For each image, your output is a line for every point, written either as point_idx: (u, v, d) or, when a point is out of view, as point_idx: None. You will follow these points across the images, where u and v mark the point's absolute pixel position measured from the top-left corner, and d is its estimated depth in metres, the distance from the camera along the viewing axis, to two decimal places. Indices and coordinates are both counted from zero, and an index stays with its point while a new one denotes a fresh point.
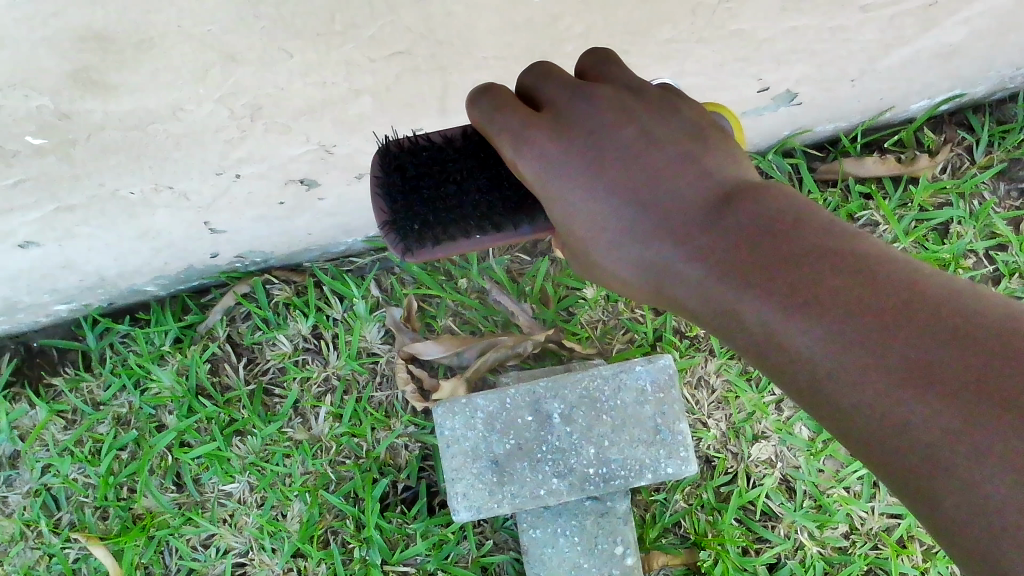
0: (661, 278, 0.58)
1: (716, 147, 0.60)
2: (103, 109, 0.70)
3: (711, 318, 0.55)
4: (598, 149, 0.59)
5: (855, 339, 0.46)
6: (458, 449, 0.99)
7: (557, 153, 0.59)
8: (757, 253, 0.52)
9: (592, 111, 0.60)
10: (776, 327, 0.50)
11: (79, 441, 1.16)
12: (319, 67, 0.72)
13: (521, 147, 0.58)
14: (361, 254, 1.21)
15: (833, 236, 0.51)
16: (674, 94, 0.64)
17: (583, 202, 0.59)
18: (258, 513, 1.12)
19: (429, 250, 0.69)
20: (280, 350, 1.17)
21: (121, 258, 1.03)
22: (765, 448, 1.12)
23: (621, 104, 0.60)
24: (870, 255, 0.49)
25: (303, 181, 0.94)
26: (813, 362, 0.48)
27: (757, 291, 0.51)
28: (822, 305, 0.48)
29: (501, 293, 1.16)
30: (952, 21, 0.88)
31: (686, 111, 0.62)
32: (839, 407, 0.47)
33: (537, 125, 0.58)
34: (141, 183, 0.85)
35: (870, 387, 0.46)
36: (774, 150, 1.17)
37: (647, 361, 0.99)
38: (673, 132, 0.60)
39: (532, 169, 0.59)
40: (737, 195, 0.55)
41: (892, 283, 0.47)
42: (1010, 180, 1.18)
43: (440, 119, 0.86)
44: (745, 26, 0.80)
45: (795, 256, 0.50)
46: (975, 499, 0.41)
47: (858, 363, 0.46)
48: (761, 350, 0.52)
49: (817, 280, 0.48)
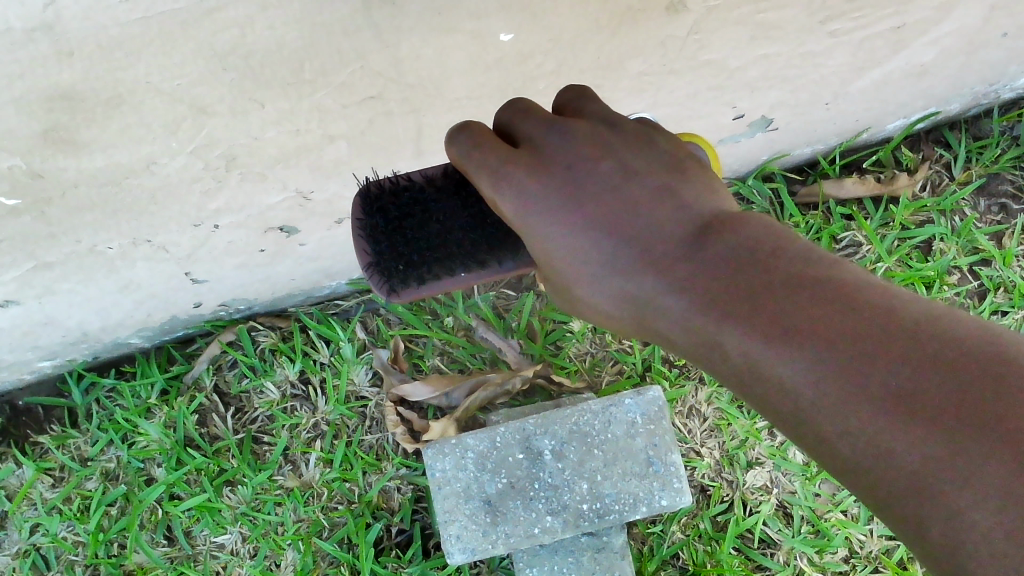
0: (645, 311, 0.58)
1: (695, 180, 0.60)
2: (76, 167, 0.70)
3: (697, 351, 0.55)
4: (577, 185, 0.59)
5: (838, 366, 0.46)
6: (450, 491, 0.98)
7: (535, 189, 0.58)
8: (738, 283, 0.52)
9: (569, 147, 0.59)
10: (759, 357, 0.50)
11: (67, 499, 1.14)
12: (291, 116, 0.72)
13: (501, 185, 0.57)
14: (345, 297, 1.21)
15: (814, 266, 0.51)
16: (652, 127, 0.63)
17: (565, 239, 0.59)
18: (250, 564, 1.11)
19: (412, 290, 0.68)
20: (268, 398, 1.16)
21: (103, 312, 1.02)
22: (761, 474, 1.11)
23: (598, 137, 0.60)
24: (852, 284, 0.49)
25: (282, 228, 0.94)
26: (798, 392, 0.48)
27: (739, 322, 0.51)
28: (803, 335, 0.48)
29: (487, 330, 1.15)
30: (920, 42, 0.89)
31: (662, 143, 0.61)
32: (826, 435, 0.47)
33: (515, 160, 0.57)
34: (120, 237, 0.85)
35: (854, 415, 0.45)
36: (754, 175, 1.17)
37: (637, 395, 0.99)
38: (652, 165, 0.60)
39: (512, 207, 0.58)
40: (716, 228, 0.55)
41: (873, 310, 0.47)
42: (989, 195, 1.19)
43: (416, 160, 0.86)
44: (716, 56, 0.80)
45: (777, 286, 0.50)
46: (960, 524, 0.40)
47: (842, 391, 0.46)
48: (746, 381, 0.52)
49: (797, 310, 0.49)
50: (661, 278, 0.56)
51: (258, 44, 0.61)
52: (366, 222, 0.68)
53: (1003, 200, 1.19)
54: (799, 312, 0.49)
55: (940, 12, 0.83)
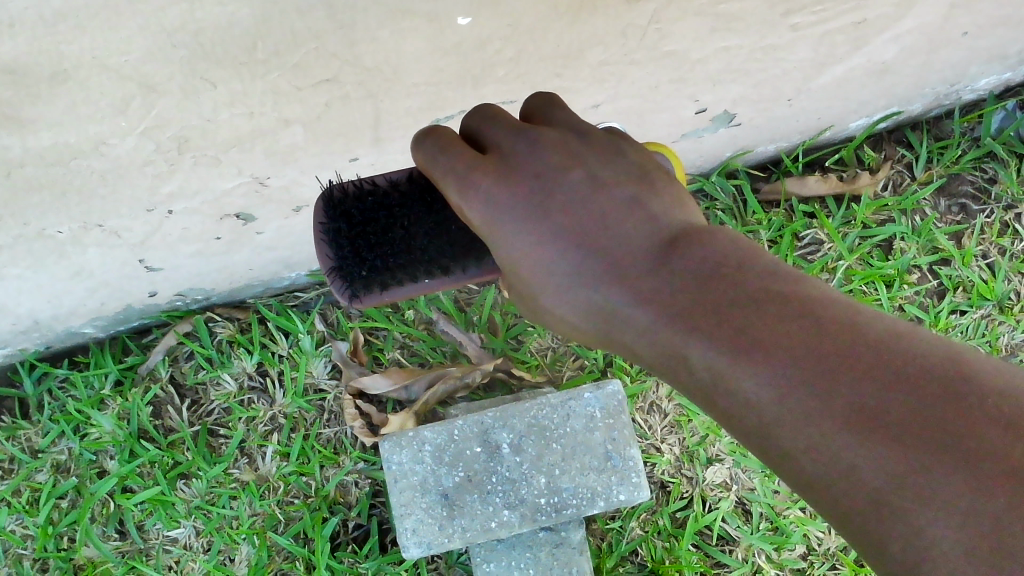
0: (609, 322, 0.57)
1: (662, 191, 0.59)
2: (21, 145, 0.68)
3: (660, 363, 0.54)
4: (543, 192, 0.58)
5: (801, 380, 0.46)
6: (407, 484, 0.97)
7: (502, 196, 0.57)
8: (703, 297, 0.51)
9: (537, 155, 0.58)
10: (721, 371, 0.49)
11: (16, 491, 1.12)
12: (245, 97, 0.70)
13: (467, 192, 0.57)
14: (306, 289, 1.19)
15: (779, 280, 0.50)
16: (619, 136, 0.63)
17: (529, 246, 0.58)
18: (204, 559, 1.09)
19: (376, 296, 0.68)
20: (224, 390, 1.14)
21: (54, 300, 1.00)
22: (720, 471, 1.11)
23: (566, 146, 0.60)
24: (818, 299, 0.49)
25: (238, 215, 0.93)
26: (761, 406, 0.48)
27: (703, 335, 0.50)
28: (768, 349, 0.47)
29: (448, 323, 1.14)
30: (882, 38, 0.89)
31: (629, 153, 0.61)
32: (788, 450, 0.47)
33: (481, 167, 0.57)
34: (69, 221, 0.83)
35: (816, 429, 0.45)
36: (717, 171, 1.17)
37: (597, 388, 0.98)
38: (618, 174, 0.59)
39: (478, 213, 0.58)
40: (682, 240, 0.55)
41: (837, 325, 0.47)
42: (950, 196, 1.19)
43: (374, 148, 0.85)
44: (677, 47, 0.80)
45: (743, 299, 0.50)
46: (920, 542, 0.40)
47: (806, 407, 0.45)
48: (709, 395, 0.51)
49: (762, 324, 0.48)
50: (627, 289, 0.55)
51: (207, 21, 0.59)
52: (329, 226, 0.67)
53: (963, 201, 1.19)
54: (765, 326, 0.48)
55: (900, 9, 0.84)
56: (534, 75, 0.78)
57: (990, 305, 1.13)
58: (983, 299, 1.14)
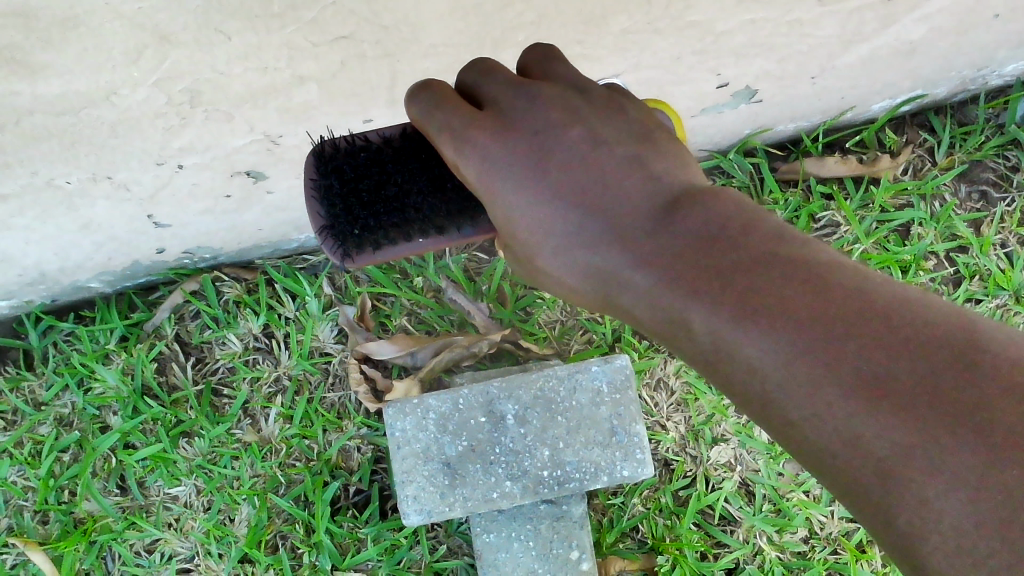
0: (607, 283, 0.56)
1: (664, 150, 0.58)
2: (30, 92, 0.67)
3: (659, 327, 0.53)
4: (543, 149, 0.57)
5: (805, 347, 0.45)
6: (410, 451, 0.96)
7: (499, 153, 0.57)
8: (707, 258, 0.50)
9: (537, 112, 0.58)
10: (723, 335, 0.48)
11: (18, 443, 1.12)
12: (260, 52, 0.69)
13: (463, 148, 0.57)
14: (314, 252, 1.18)
15: (784, 242, 0.49)
16: (620, 93, 0.62)
17: (528, 206, 0.57)
18: (204, 518, 1.09)
19: (368, 255, 0.67)
20: (230, 349, 1.14)
21: (62, 252, 0.99)
22: (725, 451, 1.10)
23: (564, 102, 0.59)
24: (822, 264, 0.47)
25: (249, 173, 0.91)
26: (764, 373, 0.47)
27: (705, 298, 0.49)
28: (773, 314, 0.46)
29: (457, 292, 1.13)
30: (911, 17, 0.87)
31: (631, 112, 0.60)
32: (792, 418, 0.46)
33: (478, 124, 0.57)
34: (78, 172, 0.82)
35: (821, 398, 0.44)
36: (736, 148, 1.15)
37: (604, 362, 0.97)
38: (620, 134, 0.59)
39: (475, 170, 0.57)
40: (686, 199, 0.54)
41: (843, 289, 0.45)
42: (971, 182, 1.18)
43: (389, 110, 0.84)
44: (701, 17, 0.78)
45: (746, 262, 0.48)
46: (928, 514, 0.40)
47: (810, 374, 0.44)
48: (709, 360, 0.50)
49: (764, 288, 0.47)
50: (627, 249, 0.54)
51: None
52: (321, 183, 0.67)
53: (984, 187, 1.17)
54: (769, 289, 0.47)
55: None
56: (554, 40, 0.76)
57: (1005, 295, 1.12)
58: (998, 288, 1.12)
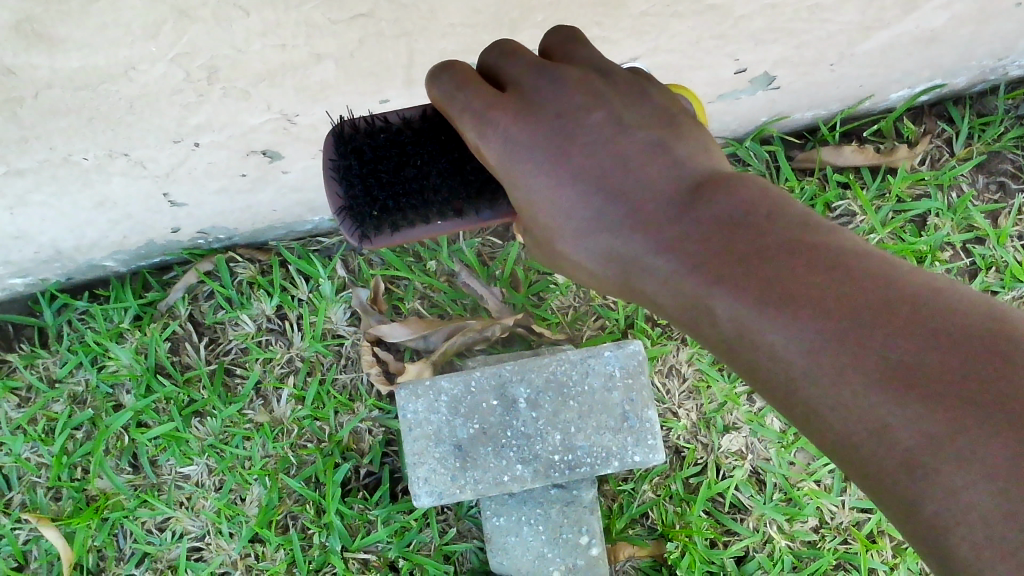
0: (629, 269, 0.56)
1: (686, 136, 0.58)
2: (49, 66, 0.67)
3: (681, 315, 0.53)
4: (565, 132, 0.57)
5: (831, 336, 0.44)
6: (421, 433, 0.96)
7: (520, 136, 0.57)
8: (731, 245, 0.50)
9: (559, 94, 0.58)
10: (747, 323, 0.48)
11: (32, 420, 1.13)
12: (278, 28, 0.69)
13: (485, 130, 0.56)
14: (329, 234, 1.18)
15: (809, 229, 0.49)
16: (642, 76, 0.62)
17: (549, 190, 0.57)
18: (215, 497, 1.10)
19: (386, 237, 0.67)
20: (243, 330, 1.14)
21: (77, 230, 1.00)
22: (736, 439, 1.10)
23: (587, 85, 0.59)
24: (849, 252, 0.47)
25: (265, 152, 0.91)
26: (789, 362, 0.46)
27: (729, 285, 0.49)
28: (797, 302, 0.46)
29: (470, 277, 1.14)
30: (932, 4, 0.86)
31: (653, 95, 0.60)
32: (816, 406, 0.46)
33: (501, 106, 0.56)
34: (95, 148, 0.82)
35: (846, 388, 0.44)
36: (753, 136, 1.14)
37: (617, 348, 0.96)
38: (643, 118, 0.58)
39: (496, 152, 0.57)
40: (710, 185, 0.53)
41: (870, 277, 0.45)
42: (989, 173, 1.16)
43: (405, 90, 0.84)
44: (722, 0, 0.78)
45: (771, 249, 0.48)
46: (956, 506, 0.40)
47: (836, 364, 0.44)
48: (733, 349, 0.50)
49: (790, 275, 0.47)
50: (649, 235, 0.54)
51: None
52: (340, 164, 0.67)
53: (1002, 179, 1.16)
54: (795, 277, 0.46)
55: None
56: (573, 22, 0.76)
57: (1022, 287, 1.11)
58: (1015, 280, 1.11)
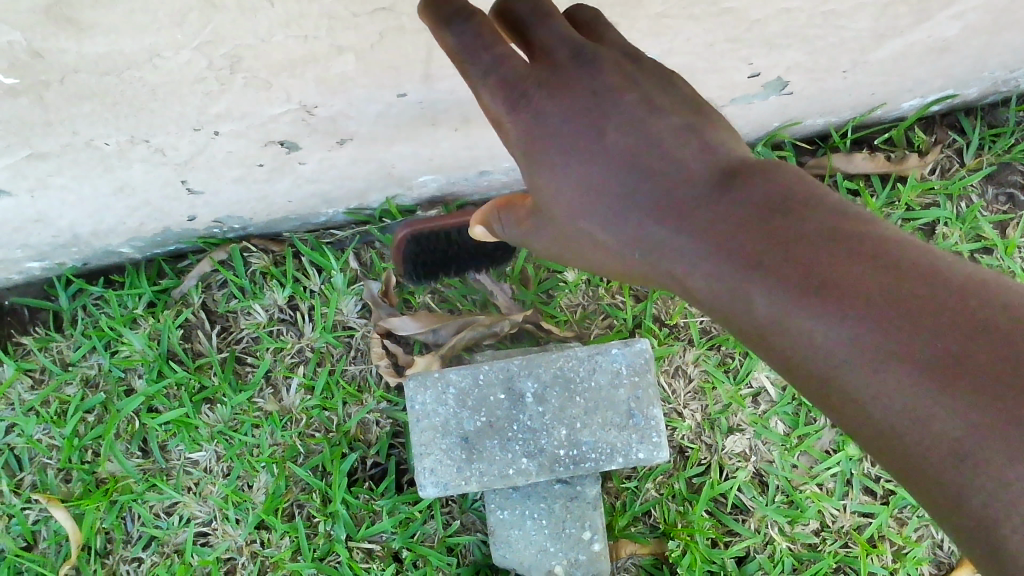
0: (659, 255, 0.57)
1: (718, 124, 0.60)
2: (77, 50, 0.69)
3: (712, 303, 0.54)
4: (598, 113, 0.59)
5: (871, 320, 0.46)
6: (428, 424, 0.97)
7: (552, 114, 0.59)
8: (764, 232, 0.51)
9: (593, 73, 0.59)
10: (781, 310, 0.49)
11: (45, 402, 1.14)
12: (301, 19, 0.70)
13: (517, 104, 0.58)
14: (342, 227, 1.19)
15: (845, 215, 0.50)
16: (675, 68, 0.63)
17: (585, 173, 0.59)
18: (223, 483, 1.11)
19: None
20: (255, 320, 1.16)
21: (96, 215, 1.01)
22: (741, 441, 1.11)
23: (623, 69, 0.60)
24: (885, 241, 0.48)
25: (283, 143, 0.93)
26: (824, 348, 0.48)
27: (765, 272, 0.50)
28: (832, 289, 0.47)
29: (481, 273, 1.16)
30: (945, 14, 0.87)
31: (686, 85, 0.62)
32: (852, 395, 0.47)
33: (533, 80, 0.58)
34: (117, 134, 0.84)
35: (884, 375, 0.45)
36: (764, 141, 1.15)
37: (624, 345, 0.97)
38: (677, 106, 0.60)
39: (526, 127, 0.59)
40: (743, 172, 0.55)
41: (906, 265, 0.47)
42: (999, 184, 1.17)
43: (423, 85, 0.85)
44: (737, 4, 0.78)
45: (805, 235, 0.49)
46: (1000, 496, 0.42)
47: (876, 349, 0.46)
48: (764, 335, 0.51)
49: (826, 261, 0.48)
50: (683, 223, 0.55)
51: None
52: None
53: (1012, 191, 1.17)
54: (834, 264, 0.48)
55: None
56: None
57: None
58: None
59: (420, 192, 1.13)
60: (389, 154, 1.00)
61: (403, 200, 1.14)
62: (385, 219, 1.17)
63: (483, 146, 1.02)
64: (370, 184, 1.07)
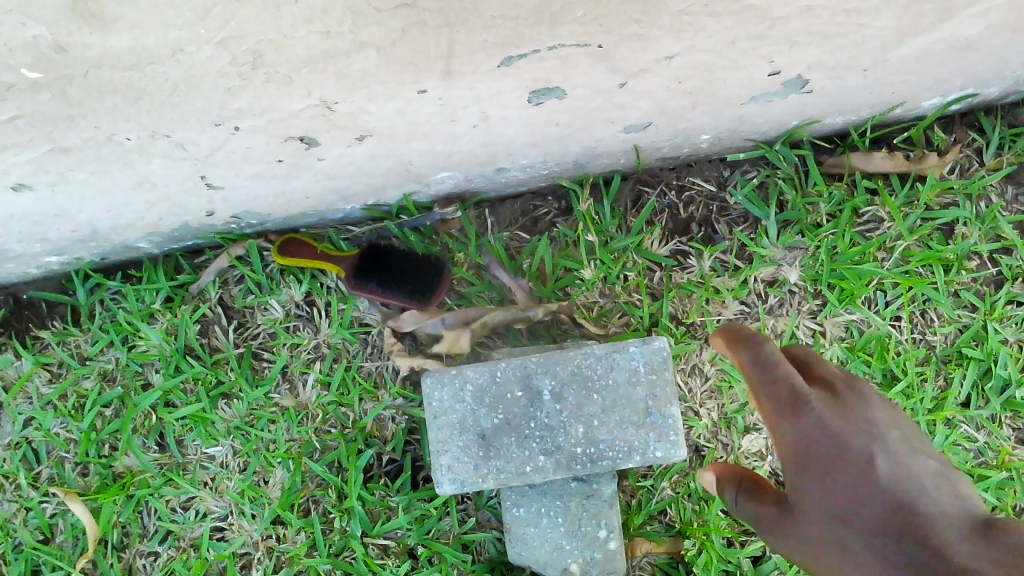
0: (839, 552, 0.72)
1: (951, 481, 0.74)
2: (101, 45, 0.69)
3: (875, 555, 0.69)
4: (829, 451, 0.74)
5: (982, 547, 0.63)
6: (446, 421, 0.97)
7: (792, 381, 0.76)
8: (940, 517, 0.68)
9: (882, 436, 0.75)
10: (931, 536, 0.66)
11: (63, 395, 1.15)
12: (324, 15, 0.70)
13: (772, 365, 0.76)
14: (358, 223, 1.18)
15: (970, 518, 0.68)
16: (879, 407, 0.79)
17: (800, 429, 0.75)
18: (239, 478, 1.11)
19: None
20: (272, 316, 1.16)
21: (115, 209, 1.02)
22: (757, 441, 1.10)
23: (852, 406, 0.76)
24: (998, 522, 0.66)
25: (302, 139, 0.93)
26: (942, 548, 0.64)
27: (937, 517, 0.68)
28: (974, 536, 0.65)
29: (499, 268, 1.16)
30: (969, 12, 0.87)
31: (896, 436, 0.76)
32: (930, 558, 0.65)
33: (787, 364, 0.76)
34: (138, 129, 0.84)
35: (969, 558, 0.62)
36: (782, 140, 1.14)
37: (642, 343, 0.96)
38: (922, 457, 0.75)
39: (756, 364, 0.77)
40: (983, 521, 0.67)
41: (989, 527, 0.65)
42: (1018, 185, 1.15)
43: (443, 81, 0.84)
44: (759, 1, 0.78)
45: (948, 517, 0.68)
46: None
47: (964, 551, 0.63)
48: (904, 542, 0.67)
49: (951, 524, 0.67)
50: (873, 496, 0.71)
51: None
52: None
53: None
54: (953, 530, 0.66)
55: None
56: (613, 18, 0.77)
57: None
58: None
59: (437, 189, 1.12)
60: (408, 150, 1.00)
61: (420, 197, 1.14)
62: (402, 215, 1.17)
63: (501, 143, 1.01)
64: (387, 180, 1.07)
